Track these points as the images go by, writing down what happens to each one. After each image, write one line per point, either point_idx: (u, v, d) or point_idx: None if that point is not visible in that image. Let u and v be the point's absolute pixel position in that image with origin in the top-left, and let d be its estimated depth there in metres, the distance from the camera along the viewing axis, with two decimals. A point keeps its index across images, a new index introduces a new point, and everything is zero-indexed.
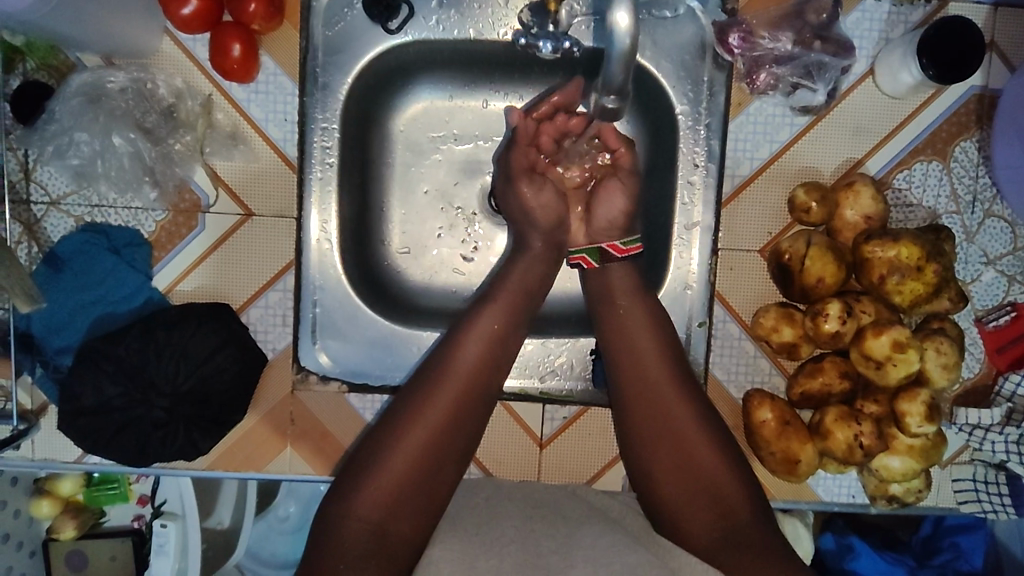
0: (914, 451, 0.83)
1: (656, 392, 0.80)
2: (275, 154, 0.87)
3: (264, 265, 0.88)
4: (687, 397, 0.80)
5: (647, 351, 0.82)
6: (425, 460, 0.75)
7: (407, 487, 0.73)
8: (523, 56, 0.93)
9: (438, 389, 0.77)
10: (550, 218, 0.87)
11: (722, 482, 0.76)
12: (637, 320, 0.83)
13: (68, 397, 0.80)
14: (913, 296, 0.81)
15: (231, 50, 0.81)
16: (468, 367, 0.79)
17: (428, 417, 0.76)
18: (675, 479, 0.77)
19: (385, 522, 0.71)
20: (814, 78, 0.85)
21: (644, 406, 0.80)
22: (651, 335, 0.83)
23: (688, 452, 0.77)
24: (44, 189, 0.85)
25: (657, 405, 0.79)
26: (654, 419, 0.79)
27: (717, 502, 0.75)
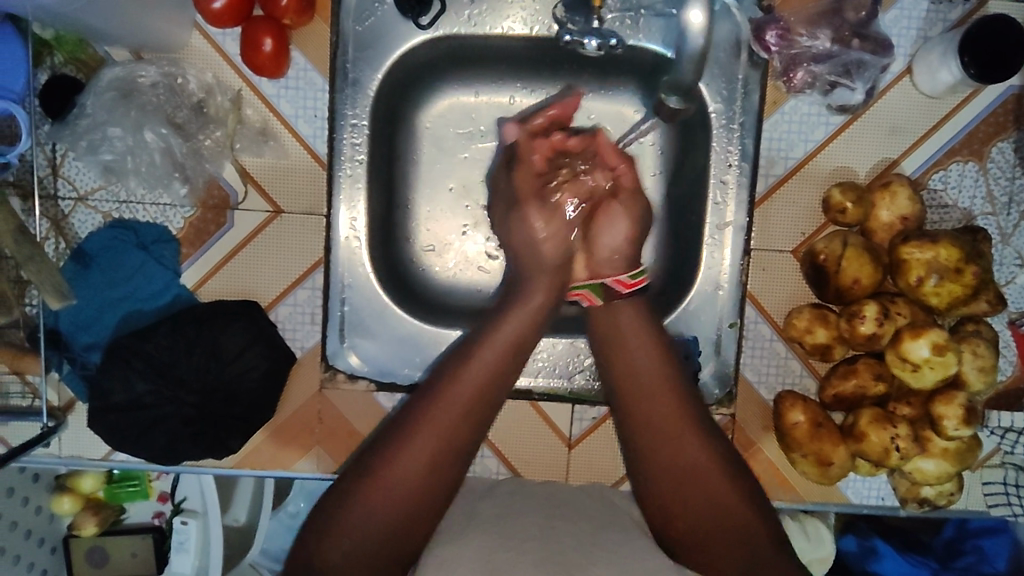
0: (949, 455, 0.82)
1: (665, 410, 0.76)
2: (305, 150, 0.86)
3: (293, 263, 0.87)
4: (697, 415, 0.76)
5: (651, 360, 0.79)
6: (428, 473, 0.69)
7: (408, 500, 0.68)
8: (553, 54, 0.92)
9: (444, 400, 0.72)
10: (557, 246, 0.84)
11: (738, 503, 0.71)
12: (643, 338, 0.80)
13: (97, 394, 0.79)
14: (951, 298, 0.80)
15: (263, 44, 0.81)
16: (477, 379, 0.74)
17: (433, 426, 0.71)
18: (688, 494, 0.71)
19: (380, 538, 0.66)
20: (853, 77, 0.84)
21: (655, 422, 0.75)
22: (655, 352, 0.79)
23: (704, 468, 0.72)
24: (72, 184, 0.84)
25: (668, 422, 0.75)
26: (666, 436, 0.74)
27: (731, 521, 0.70)
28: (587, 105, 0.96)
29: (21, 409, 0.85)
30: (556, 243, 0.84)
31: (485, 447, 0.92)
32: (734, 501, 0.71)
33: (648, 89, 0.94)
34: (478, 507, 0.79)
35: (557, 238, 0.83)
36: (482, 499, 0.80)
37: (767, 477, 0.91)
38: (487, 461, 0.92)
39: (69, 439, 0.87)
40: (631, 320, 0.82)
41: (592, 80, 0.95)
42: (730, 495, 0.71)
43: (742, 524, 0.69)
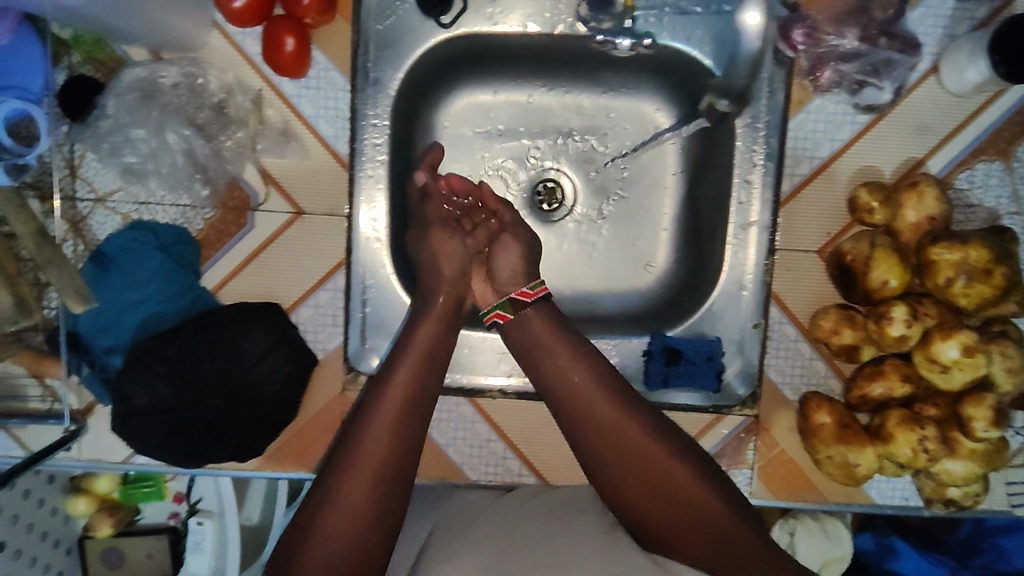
0: (977, 456, 0.81)
1: (602, 414, 0.73)
2: (326, 151, 0.85)
3: (314, 265, 0.86)
4: (633, 411, 0.74)
5: (562, 353, 0.76)
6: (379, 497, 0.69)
7: (367, 527, 0.68)
8: (573, 53, 0.91)
9: (376, 418, 0.72)
10: (456, 265, 0.83)
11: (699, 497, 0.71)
12: (556, 338, 0.77)
13: (120, 398, 0.79)
14: (979, 299, 0.79)
15: (285, 44, 0.80)
16: (403, 392, 0.73)
17: (370, 447, 0.70)
18: (647, 499, 0.71)
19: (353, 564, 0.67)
20: (881, 76, 0.84)
21: (588, 429, 0.73)
22: (572, 349, 0.76)
23: (650, 470, 0.71)
24: (90, 185, 0.83)
25: (602, 426, 0.73)
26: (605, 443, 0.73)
27: (694, 518, 0.70)
28: (604, 104, 0.97)
29: (41, 412, 0.84)
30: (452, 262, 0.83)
31: (507, 449, 0.92)
32: (691, 496, 0.71)
33: (667, 86, 0.94)
34: (498, 507, 0.80)
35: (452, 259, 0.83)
36: (506, 504, 0.80)
37: (791, 479, 0.91)
38: (509, 462, 0.92)
39: (90, 442, 0.87)
40: (543, 321, 0.79)
41: (609, 78, 0.95)
42: (687, 490, 0.71)
43: (707, 519, 0.70)
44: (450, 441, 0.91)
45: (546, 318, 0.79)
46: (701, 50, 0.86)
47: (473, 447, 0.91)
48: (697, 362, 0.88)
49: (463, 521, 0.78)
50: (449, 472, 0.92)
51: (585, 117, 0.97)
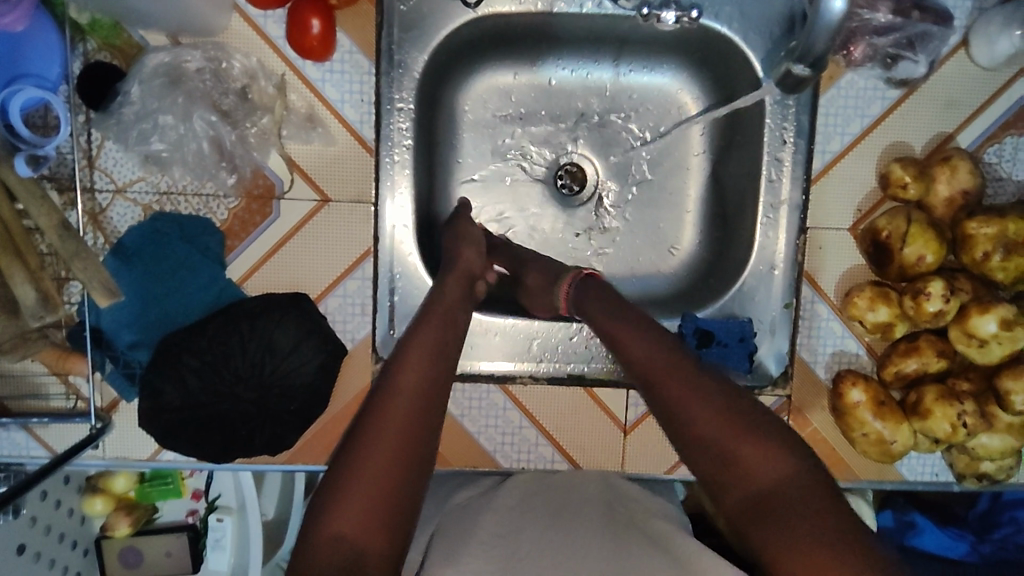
0: (1014, 429, 0.83)
1: (662, 382, 0.65)
2: (351, 136, 0.83)
3: (342, 253, 0.84)
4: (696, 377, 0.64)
5: (619, 336, 0.71)
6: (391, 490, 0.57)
7: (378, 529, 0.55)
8: (597, 35, 0.89)
9: (383, 402, 0.62)
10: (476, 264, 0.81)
11: (774, 476, 0.58)
12: (613, 315, 0.73)
13: (150, 394, 0.78)
14: (1016, 273, 0.79)
15: (311, 26, 0.78)
16: (415, 377, 0.64)
17: (376, 431, 0.59)
18: (717, 480, 0.60)
19: (357, 565, 0.53)
20: (916, 49, 0.81)
21: (656, 407, 0.65)
22: (629, 322, 0.71)
23: (716, 444, 0.60)
24: (108, 176, 0.80)
25: (664, 397, 0.64)
26: (667, 415, 0.64)
27: (768, 502, 0.57)
28: (627, 85, 0.95)
29: (64, 410, 0.83)
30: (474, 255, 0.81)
31: (539, 434, 0.91)
32: (765, 475, 0.58)
33: (691, 65, 0.92)
34: (490, 510, 0.76)
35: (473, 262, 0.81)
36: (540, 492, 0.79)
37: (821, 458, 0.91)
38: (541, 448, 0.91)
39: (115, 440, 0.84)
40: (595, 305, 0.76)
41: (632, 58, 0.93)
42: (756, 467, 0.58)
43: (788, 501, 0.56)
44: (481, 429, 0.90)
45: (601, 297, 0.76)
46: (731, 27, 0.84)
47: (505, 434, 0.90)
48: (728, 343, 0.87)
49: (468, 519, 0.74)
50: (480, 461, 0.91)
51: (606, 98, 0.96)
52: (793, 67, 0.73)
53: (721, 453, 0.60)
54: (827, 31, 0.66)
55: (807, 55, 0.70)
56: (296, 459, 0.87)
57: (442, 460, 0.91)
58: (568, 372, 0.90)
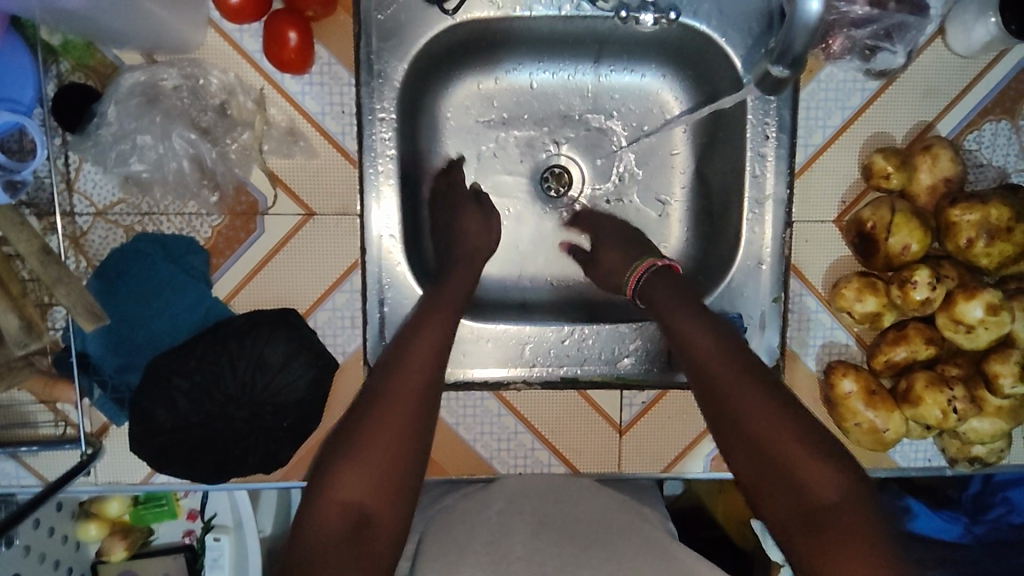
0: (1003, 412, 0.83)
1: (734, 390, 0.69)
2: (333, 148, 0.82)
3: (329, 267, 0.84)
4: (767, 389, 0.69)
5: (696, 337, 0.74)
6: (384, 477, 0.65)
7: (377, 505, 0.64)
8: (577, 37, 0.89)
9: (390, 402, 0.69)
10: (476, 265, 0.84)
11: (823, 486, 0.64)
12: (688, 312, 0.76)
13: (140, 418, 0.76)
14: (1001, 258, 0.80)
15: (287, 39, 0.77)
16: (416, 378, 0.71)
17: (378, 434, 0.67)
18: (770, 490, 0.66)
19: (363, 527, 0.63)
20: (893, 40, 0.82)
21: (727, 419, 0.69)
22: (704, 321, 0.75)
23: (782, 461, 0.65)
24: (88, 198, 0.80)
25: (736, 405, 0.69)
26: (737, 422, 0.68)
27: (816, 511, 0.63)
28: (609, 86, 0.95)
29: (53, 437, 0.81)
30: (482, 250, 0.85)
31: (535, 439, 0.90)
32: (820, 487, 0.64)
33: (671, 64, 0.92)
34: (484, 509, 0.77)
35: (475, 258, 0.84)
36: (538, 497, 0.80)
37: None
38: (538, 453, 0.91)
39: (107, 465, 0.83)
40: (666, 295, 0.79)
41: (613, 59, 0.93)
42: (811, 479, 0.64)
43: (838, 512, 0.62)
44: (476, 436, 0.90)
45: (670, 292, 0.79)
46: (710, 25, 0.84)
47: (501, 440, 0.90)
48: None
49: (465, 523, 0.75)
50: (477, 468, 0.90)
51: (589, 99, 0.96)
52: (771, 67, 0.72)
53: (779, 468, 0.65)
54: (804, 31, 0.65)
55: (787, 53, 0.69)
56: (291, 475, 0.86)
57: (439, 470, 0.90)
58: (562, 375, 0.89)
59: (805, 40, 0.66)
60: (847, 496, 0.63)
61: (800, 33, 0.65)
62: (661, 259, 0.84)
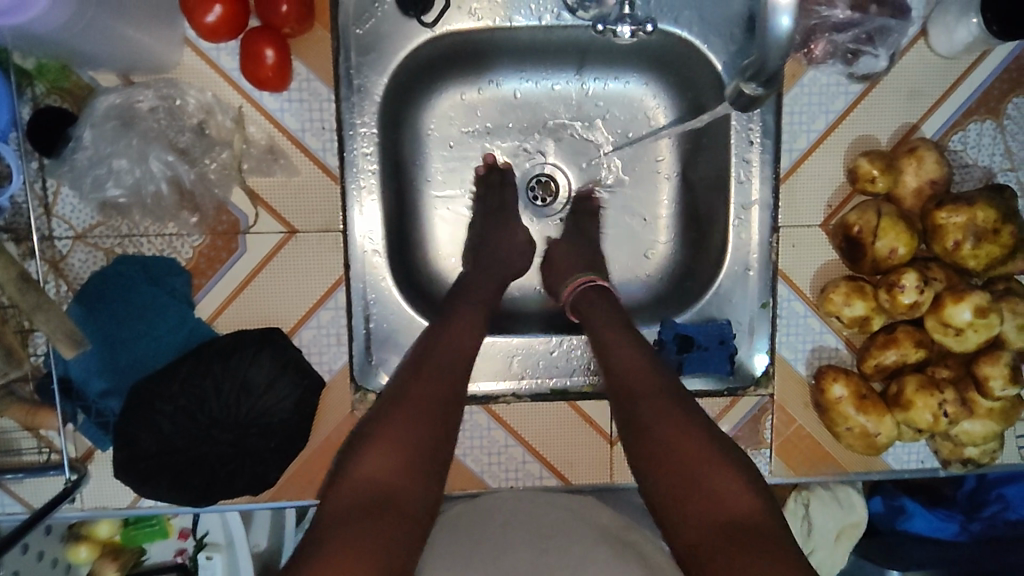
0: (995, 414, 0.83)
1: (648, 400, 0.70)
2: (315, 164, 0.82)
3: (313, 284, 0.83)
4: (684, 404, 0.70)
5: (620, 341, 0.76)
6: (414, 452, 0.65)
7: (400, 477, 0.63)
8: (559, 45, 0.89)
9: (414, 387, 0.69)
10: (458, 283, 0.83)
11: (737, 501, 0.63)
12: (615, 329, 0.78)
13: (124, 444, 0.75)
14: (989, 259, 0.80)
15: (264, 56, 0.76)
16: (439, 363, 0.71)
17: (407, 413, 0.67)
18: (682, 503, 0.64)
19: (384, 498, 0.62)
20: (875, 44, 0.82)
21: (637, 428, 0.70)
22: (630, 338, 0.76)
23: (696, 472, 0.65)
24: (67, 222, 0.79)
25: (650, 417, 0.69)
26: (648, 433, 0.68)
27: (731, 525, 0.61)
28: (592, 94, 0.94)
29: (37, 464, 0.80)
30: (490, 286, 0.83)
31: (526, 452, 0.90)
32: (735, 502, 0.63)
33: (654, 71, 0.92)
34: (485, 519, 0.78)
35: (483, 290, 0.82)
36: (531, 509, 0.80)
37: (808, 454, 0.91)
38: (529, 466, 0.90)
39: (93, 490, 0.82)
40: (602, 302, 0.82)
41: (595, 67, 0.92)
42: (724, 491, 0.64)
43: (746, 524, 0.61)
44: (466, 450, 0.89)
45: (604, 303, 0.82)
46: (691, 31, 0.84)
47: (491, 454, 0.89)
48: (709, 346, 0.87)
49: (458, 535, 0.75)
50: (468, 483, 0.90)
51: (573, 107, 0.95)
52: (745, 85, 0.67)
53: (687, 478, 0.65)
54: (777, 52, 0.59)
55: (762, 71, 0.62)
56: (280, 495, 0.85)
57: None
58: (552, 387, 0.89)
59: (779, 61, 0.60)
60: (757, 514, 0.62)
61: (772, 53, 0.59)
62: (599, 278, 0.86)
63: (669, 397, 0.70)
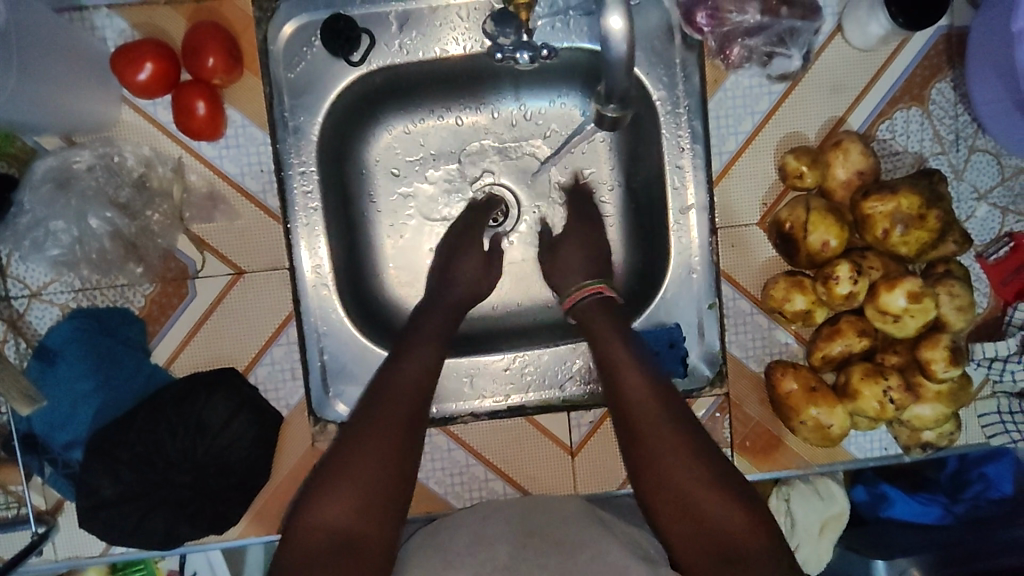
0: (943, 397, 0.83)
1: (649, 431, 0.73)
2: (257, 207, 0.84)
3: (263, 323, 0.85)
4: (680, 427, 0.73)
5: (627, 367, 0.78)
6: (369, 496, 0.67)
7: (359, 523, 0.66)
8: (488, 69, 0.90)
9: (377, 427, 0.71)
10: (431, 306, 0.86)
11: (732, 526, 0.68)
12: (622, 352, 0.78)
13: (86, 492, 0.77)
14: (919, 245, 0.81)
15: (196, 108, 0.79)
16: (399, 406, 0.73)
17: (362, 456, 0.69)
18: (678, 527, 0.70)
19: (345, 541, 0.65)
20: (787, 44, 0.85)
21: (640, 456, 0.73)
22: (636, 365, 0.78)
23: (687, 499, 0.70)
24: (22, 282, 0.82)
25: (648, 443, 0.73)
26: (642, 453, 0.73)
27: (726, 548, 0.67)
28: (531, 114, 0.96)
29: (6, 520, 0.82)
30: (447, 324, 0.84)
31: (488, 470, 0.91)
32: (731, 527, 0.68)
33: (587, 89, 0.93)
34: (463, 526, 0.80)
35: (439, 319, 0.84)
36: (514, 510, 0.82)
37: (772, 450, 0.92)
38: (492, 483, 0.91)
39: (62, 542, 0.84)
40: (604, 319, 0.83)
41: (531, 90, 0.94)
42: (718, 516, 0.68)
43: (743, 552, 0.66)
44: (429, 473, 0.91)
45: (608, 320, 0.83)
46: None
47: (453, 475, 0.91)
48: (659, 351, 0.89)
49: (436, 539, 0.78)
50: (434, 505, 0.91)
51: (513, 129, 0.96)
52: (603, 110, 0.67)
53: (688, 506, 0.70)
54: (620, 69, 0.60)
55: (610, 95, 0.64)
56: (248, 533, 0.86)
57: None
58: (507, 404, 0.90)
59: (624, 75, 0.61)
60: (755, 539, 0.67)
61: (616, 72, 0.61)
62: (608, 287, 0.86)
63: (674, 425, 0.73)
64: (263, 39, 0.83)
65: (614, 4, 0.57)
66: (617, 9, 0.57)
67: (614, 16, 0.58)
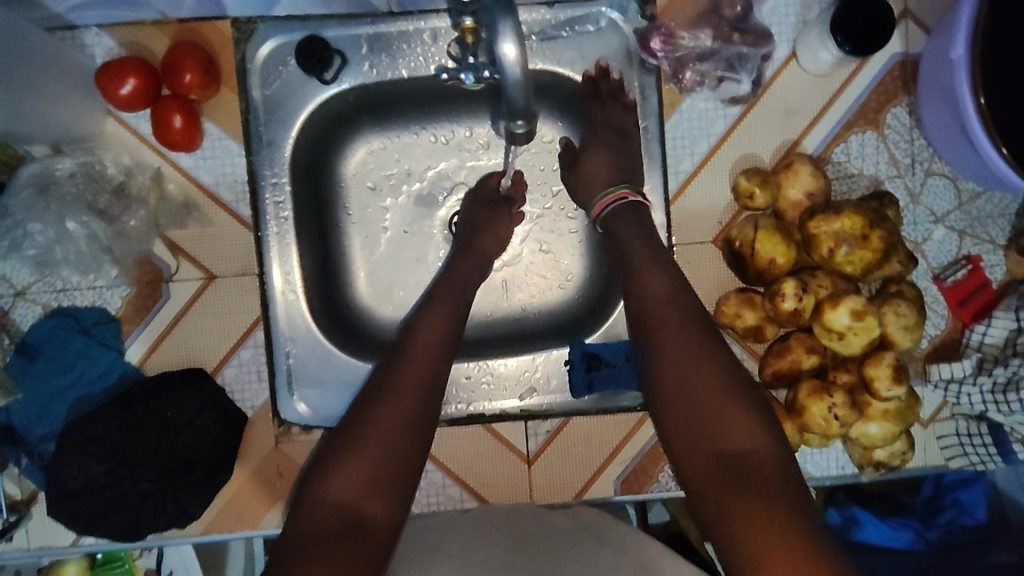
0: (891, 415, 0.85)
1: (666, 332, 0.70)
2: (230, 216, 0.90)
3: (232, 326, 0.89)
4: (699, 329, 0.69)
5: (651, 273, 0.75)
6: (374, 475, 0.68)
7: (368, 502, 0.66)
8: (456, 89, 0.94)
9: (387, 404, 0.71)
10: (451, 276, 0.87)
11: (735, 431, 0.63)
12: (649, 258, 0.76)
13: (53, 482, 0.81)
14: (864, 264, 0.83)
15: (173, 121, 0.84)
16: (405, 386, 0.73)
17: (373, 434, 0.69)
18: (681, 433, 0.66)
19: (354, 518, 0.65)
20: (736, 70, 0.89)
21: (654, 357, 0.69)
22: (660, 274, 0.74)
23: (693, 400, 0.66)
24: (9, 281, 0.87)
25: (664, 341, 0.69)
26: (658, 352, 0.69)
27: (727, 454, 0.63)
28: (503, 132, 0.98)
29: None
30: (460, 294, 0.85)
31: (445, 476, 0.94)
32: (735, 435, 0.63)
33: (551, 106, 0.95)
34: (458, 526, 0.82)
35: (452, 291, 0.85)
36: (492, 517, 0.84)
37: None
38: (449, 489, 0.94)
39: (34, 531, 0.88)
40: (629, 224, 0.80)
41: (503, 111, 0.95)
42: (725, 419, 0.64)
43: (744, 457, 0.62)
44: None
45: (636, 228, 0.80)
46: (574, 70, 0.90)
47: None
48: (617, 364, 0.93)
49: (424, 534, 0.80)
50: None
51: (484, 146, 0.98)
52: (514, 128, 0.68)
53: (693, 409, 0.66)
54: (517, 89, 0.62)
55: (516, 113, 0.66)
56: (212, 529, 0.90)
57: None
58: (467, 411, 0.93)
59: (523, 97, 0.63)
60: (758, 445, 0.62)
61: (515, 94, 0.63)
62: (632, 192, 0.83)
63: (695, 328, 0.69)
64: (241, 58, 0.88)
65: (506, 33, 0.60)
66: (511, 37, 0.60)
67: (508, 44, 0.60)
